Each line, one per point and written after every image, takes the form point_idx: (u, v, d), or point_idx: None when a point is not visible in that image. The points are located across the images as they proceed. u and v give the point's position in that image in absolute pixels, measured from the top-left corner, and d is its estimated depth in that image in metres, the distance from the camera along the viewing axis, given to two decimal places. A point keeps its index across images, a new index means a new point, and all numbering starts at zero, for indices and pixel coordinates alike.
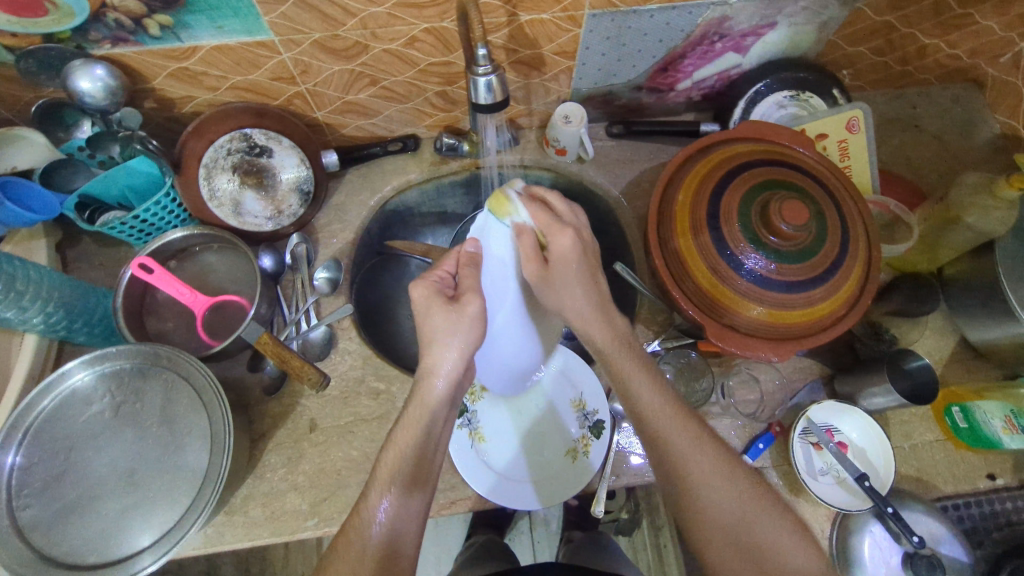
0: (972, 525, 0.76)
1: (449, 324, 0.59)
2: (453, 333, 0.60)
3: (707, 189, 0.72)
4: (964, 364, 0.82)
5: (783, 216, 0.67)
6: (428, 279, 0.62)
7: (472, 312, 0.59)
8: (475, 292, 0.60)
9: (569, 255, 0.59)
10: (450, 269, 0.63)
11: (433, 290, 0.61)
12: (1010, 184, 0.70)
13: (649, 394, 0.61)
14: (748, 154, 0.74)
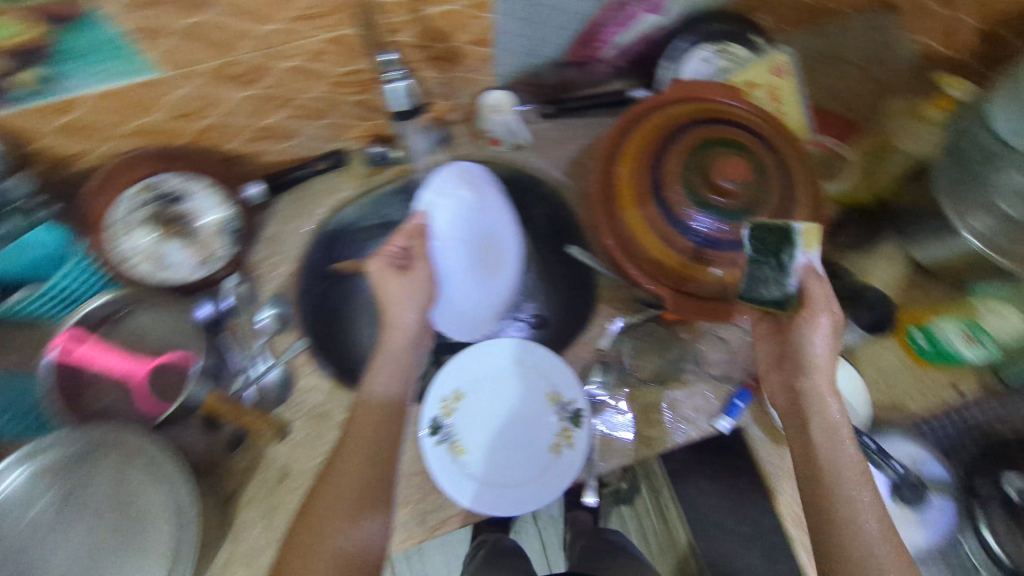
0: (948, 442, 0.78)
1: (405, 289, 0.69)
2: (408, 299, 0.69)
3: (647, 158, 0.72)
4: (918, 286, 0.85)
5: (707, 163, 0.70)
6: (382, 253, 0.70)
7: (424, 277, 0.71)
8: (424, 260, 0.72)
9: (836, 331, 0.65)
10: (401, 244, 0.71)
11: (388, 259, 0.69)
12: (937, 104, 0.76)
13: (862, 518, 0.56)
14: (683, 118, 0.74)
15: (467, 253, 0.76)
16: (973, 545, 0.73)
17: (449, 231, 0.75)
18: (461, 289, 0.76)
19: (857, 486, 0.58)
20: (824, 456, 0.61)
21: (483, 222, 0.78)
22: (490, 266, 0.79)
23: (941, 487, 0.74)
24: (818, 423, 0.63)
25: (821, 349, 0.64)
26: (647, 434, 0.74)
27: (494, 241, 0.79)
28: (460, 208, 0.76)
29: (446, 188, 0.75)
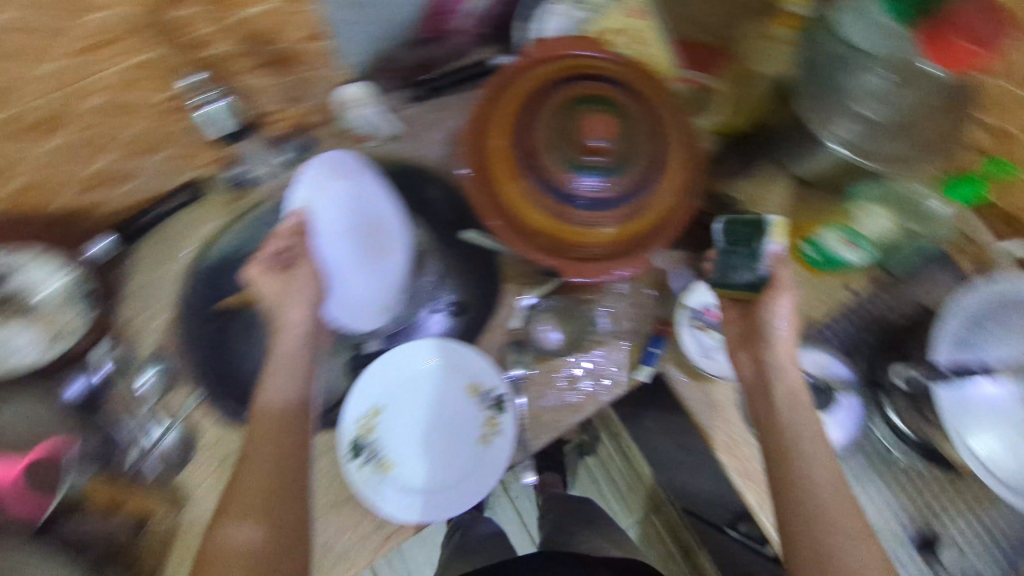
0: (848, 341, 0.84)
1: (284, 290, 0.68)
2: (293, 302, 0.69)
3: (515, 129, 0.70)
4: (801, 199, 0.86)
5: (573, 125, 0.69)
6: (262, 255, 0.69)
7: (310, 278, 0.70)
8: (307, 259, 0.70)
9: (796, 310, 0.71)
10: (279, 244, 0.68)
11: (266, 262, 0.69)
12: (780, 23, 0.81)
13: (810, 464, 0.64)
14: (545, 80, 0.72)
15: (354, 244, 0.72)
16: (883, 430, 0.80)
17: (329, 223, 0.69)
18: (350, 282, 0.72)
19: (786, 427, 0.66)
20: (784, 420, 0.67)
21: (368, 207, 0.72)
22: (385, 253, 0.74)
23: (846, 385, 0.80)
24: (780, 386, 0.69)
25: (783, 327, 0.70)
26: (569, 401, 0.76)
27: (382, 228, 0.74)
28: (341, 196, 0.70)
29: (322, 179, 0.69)
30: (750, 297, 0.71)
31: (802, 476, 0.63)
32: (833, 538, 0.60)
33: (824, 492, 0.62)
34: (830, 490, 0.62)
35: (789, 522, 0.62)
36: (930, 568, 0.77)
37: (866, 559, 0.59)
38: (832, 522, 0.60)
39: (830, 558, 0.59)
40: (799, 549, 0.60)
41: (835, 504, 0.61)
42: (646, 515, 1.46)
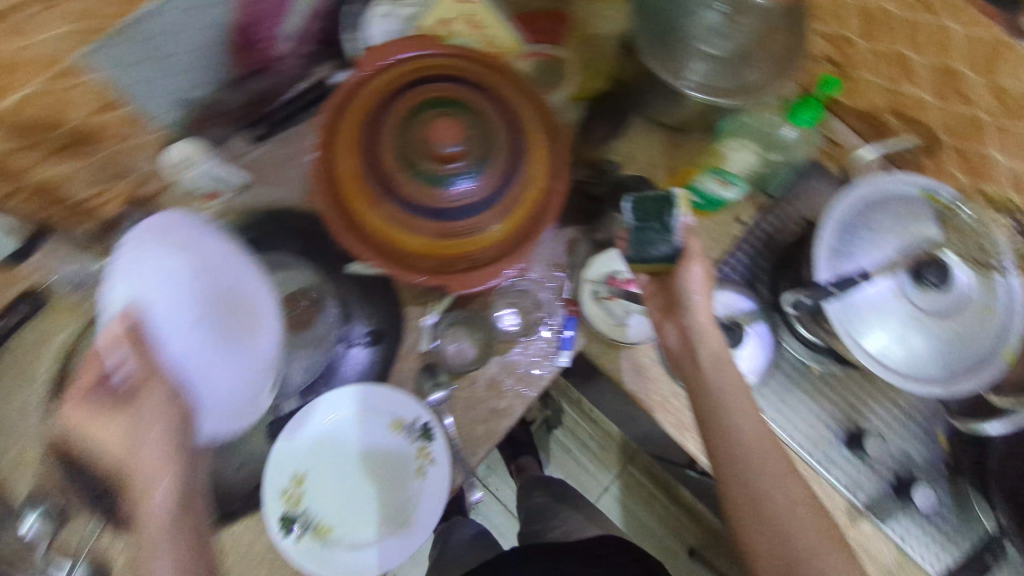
0: (746, 271, 0.89)
1: (127, 424, 0.60)
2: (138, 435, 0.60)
3: (361, 155, 0.65)
4: (676, 145, 0.90)
5: (418, 136, 0.65)
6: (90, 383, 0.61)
7: (160, 394, 0.61)
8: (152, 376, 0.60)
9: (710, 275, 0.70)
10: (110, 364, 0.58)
11: (96, 391, 0.61)
12: None
13: (742, 421, 0.64)
14: (381, 95, 0.67)
15: (204, 334, 0.62)
16: (794, 345, 0.85)
17: (167, 318, 0.59)
18: (212, 379, 0.63)
19: (714, 386, 0.67)
20: (712, 381, 0.67)
21: (218, 283, 0.63)
22: (245, 334, 0.65)
23: (754, 316, 0.84)
24: (703, 349, 0.69)
25: (700, 294, 0.69)
26: (497, 406, 0.78)
27: (242, 301, 0.65)
28: (182, 279, 0.60)
29: (151, 263, 0.58)
30: (665, 270, 0.70)
31: (727, 424, 0.64)
32: (764, 477, 0.62)
33: (749, 436, 0.64)
34: (753, 431, 0.64)
35: (723, 472, 0.64)
36: (858, 457, 0.84)
37: (795, 488, 0.62)
38: (759, 462, 0.62)
39: (763, 496, 0.61)
40: (736, 496, 0.62)
41: (761, 444, 0.63)
42: (623, 468, 1.52)
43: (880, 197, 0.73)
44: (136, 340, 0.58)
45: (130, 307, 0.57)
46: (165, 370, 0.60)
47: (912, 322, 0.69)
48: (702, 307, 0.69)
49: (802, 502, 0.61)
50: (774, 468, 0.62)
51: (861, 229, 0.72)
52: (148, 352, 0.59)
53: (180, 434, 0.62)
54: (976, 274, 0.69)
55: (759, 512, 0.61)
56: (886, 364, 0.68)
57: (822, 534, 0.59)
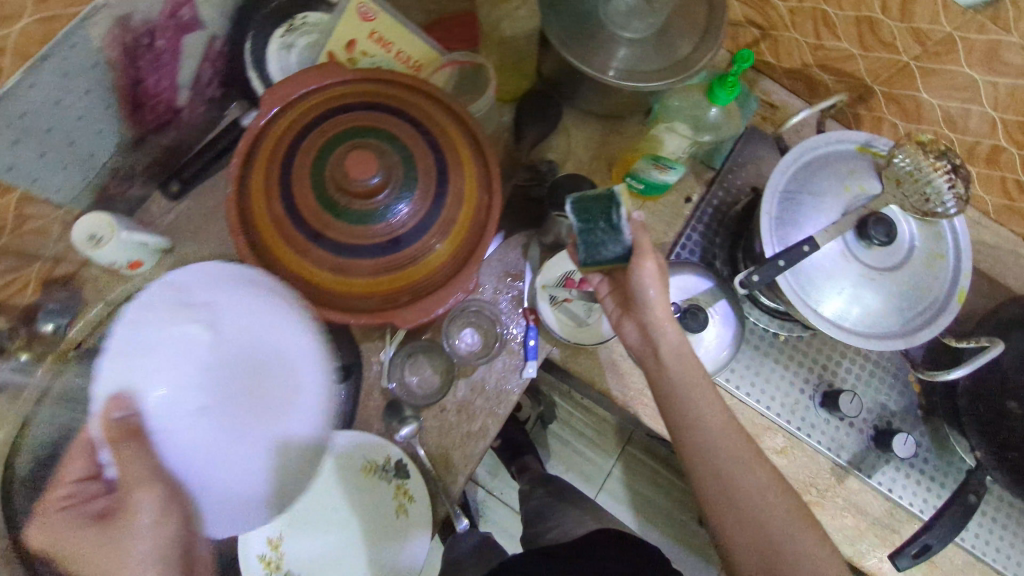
0: (701, 249, 0.88)
1: (100, 539, 0.55)
2: (122, 550, 0.55)
3: (276, 202, 0.61)
4: (612, 132, 0.89)
5: (334, 173, 0.60)
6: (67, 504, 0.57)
7: (152, 503, 0.57)
8: (151, 462, 0.58)
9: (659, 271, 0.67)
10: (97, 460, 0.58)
11: (76, 506, 0.57)
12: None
13: (703, 410, 0.66)
14: (288, 135, 0.63)
15: (209, 410, 0.61)
16: (757, 314, 0.85)
17: (161, 392, 0.59)
18: (217, 465, 0.62)
19: (676, 379, 0.67)
20: (672, 374, 0.67)
21: (227, 356, 0.62)
22: (253, 414, 0.63)
23: (714, 294, 0.83)
24: (663, 343, 0.68)
25: (654, 289, 0.67)
26: (471, 429, 0.77)
27: (254, 374, 0.63)
28: (186, 357, 0.61)
29: (152, 342, 0.61)
30: (622, 267, 0.69)
31: (692, 419, 0.66)
32: (731, 466, 0.65)
33: (714, 427, 0.66)
34: (718, 422, 0.66)
35: (692, 464, 0.66)
36: (837, 418, 0.83)
37: (761, 471, 0.65)
38: (726, 450, 0.65)
39: (731, 485, 0.64)
40: (707, 486, 0.65)
41: (726, 434, 0.66)
42: (623, 450, 1.52)
43: (813, 159, 0.72)
44: (140, 425, 0.59)
45: (129, 395, 0.59)
46: (174, 452, 0.60)
47: (867, 279, 0.67)
48: (654, 303, 0.68)
49: (769, 484, 0.64)
50: (735, 452, 0.65)
51: (801, 194, 0.70)
52: (142, 451, 0.58)
53: (177, 536, 0.58)
54: (920, 223, 0.70)
55: (729, 499, 0.64)
56: (847, 327, 0.68)
57: (788, 511, 0.64)
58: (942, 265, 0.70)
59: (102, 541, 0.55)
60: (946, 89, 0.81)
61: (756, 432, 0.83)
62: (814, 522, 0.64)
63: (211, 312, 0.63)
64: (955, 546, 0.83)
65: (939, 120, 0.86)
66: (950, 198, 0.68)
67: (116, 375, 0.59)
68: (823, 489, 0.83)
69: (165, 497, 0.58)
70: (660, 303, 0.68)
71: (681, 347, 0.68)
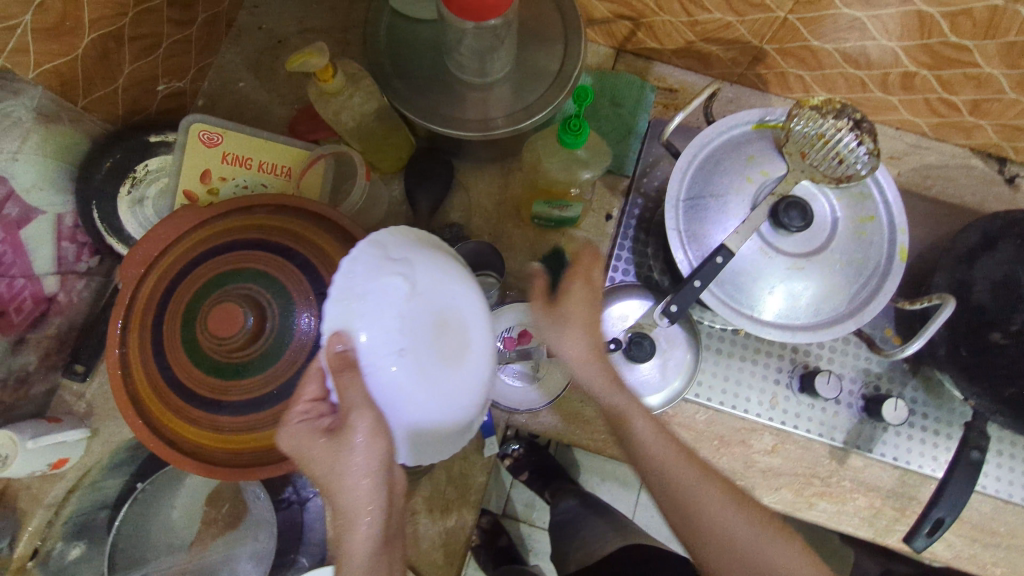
0: (634, 265, 0.82)
1: (327, 463, 0.51)
2: (342, 467, 0.51)
3: (159, 377, 0.59)
4: (511, 172, 0.84)
5: (209, 332, 0.58)
6: (298, 408, 0.52)
7: (365, 431, 0.50)
8: (360, 411, 0.50)
9: (579, 298, 0.60)
10: (314, 394, 0.53)
11: (311, 413, 0.52)
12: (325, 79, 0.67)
13: (645, 434, 0.59)
14: (152, 299, 0.60)
15: (427, 359, 0.50)
16: (711, 318, 0.75)
17: (389, 320, 0.49)
18: (455, 386, 0.52)
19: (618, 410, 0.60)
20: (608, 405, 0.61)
21: (413, 326, 0.50)
22: (470, 359, 0.52)
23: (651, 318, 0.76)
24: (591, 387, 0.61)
25: (572, 340, 0.60)
26: (448, 525, 0.76)
27: (448, 337, 0.50)
28: (386, 313, 0.49)
29: (364, 289, 0.50)
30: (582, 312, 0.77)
31: (635, 451, 0.60)
32: (676, 485, 0.58)
33: (658, 452, 0.59)
34: (662, 445, 0.59)
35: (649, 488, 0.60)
36: (820, 400, 0.76)
37: (708, 483, 0.59)
38: (674, 469, 0.59)
39: (701, 520, 0.57)
40: (665, 510, 0.59)
41: (671, 454, 0.59)
42: None
43: (708, 154, 0.67)
44: (353, 367, 0.49)
45: (342, 337, 0.49)
46: (384, 401, 0.51)
47: (798, 269, 0.62)
48: (570, 337, 0.60)
49: (718, 494, 0.58)
50: (683, 470, 0.59)
51: (704, 198, 0.66)
52: (359, 386, 0.50)
53: (385, 487, 0.52)
54: (838, 191, 0.65)
55: (685, 522, 0.58)
56: (794, 324, 0.64)
57: (743, 515, 0.58)
58: (873, 226, 0.65)
59: (335, 455, 0.50)
60: (835, 32, 0.75)
61: (742, 438, 0.77)
62: (777, 522, 0.59)
63: (413, 265, 0.52)
64: (978, 495, 0.78)
65: (841, 61, 0.80)
66: (862, 154, 0.64)
67: (337, 310, 0.50)
68: (827, 475, 0.77)
69: (369, 441, 0.50)
70: (580, 337, 0.60)
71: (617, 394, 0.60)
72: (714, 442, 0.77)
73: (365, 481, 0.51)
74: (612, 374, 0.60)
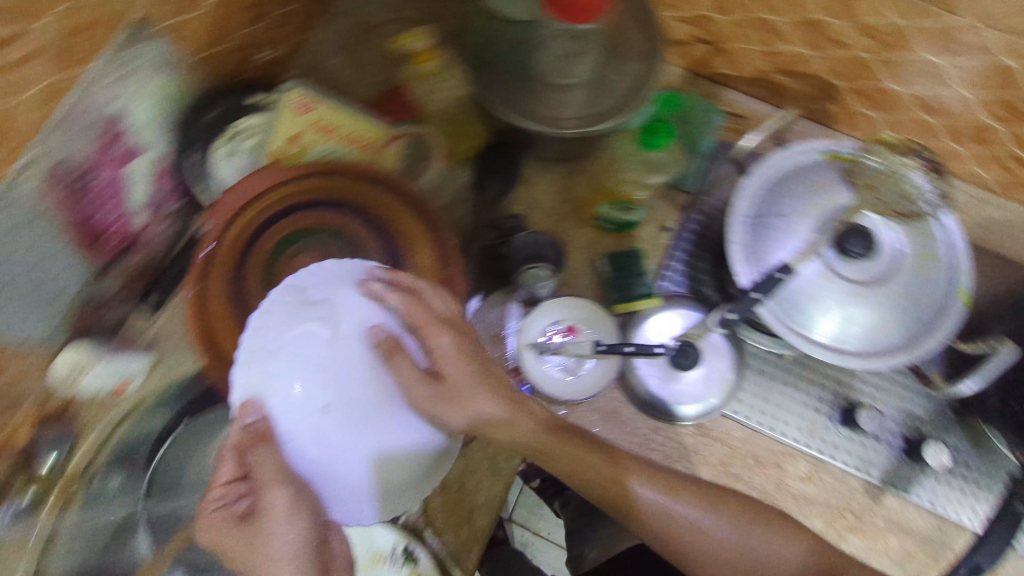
0: (686, 278, 0.84)
1: (249, 545, 0.54)
2: (261, 552, 0.53)
3: (238, 310, 0.63)
4: (576, 173, 0.87)
5: (293, 277, 0.66)
6: (213, 499, 0.56)
7: (282, 507, 0.54)
8: (274, 484, 0.55)
9: (451, 358, 0.63)
10: (230, 477, 0.56)
11: (226, 500, 0.56)
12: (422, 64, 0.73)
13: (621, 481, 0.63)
14: (239, 240, 0.64)
15: (337, 411, 0.59)
16: (756, 338, 0.76)
17: (297, 377, 0.58)
18: (368, 434, 0.60)
19: (568, 461, 0.62)
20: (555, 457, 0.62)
21: (323, 381, 0.59)
22: (379, 402, 0.61)
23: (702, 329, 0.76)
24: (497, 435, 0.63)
25: (450, 405, 0.62)
26: (476, 503, 0.75)
27: (360, 381, 0.60)
28: (297, 368, 0.58)
29: (278, 347, 0.59)
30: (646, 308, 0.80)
31: (610, 497, 0.63)
32: (665, 523, 0.62)
33: (647, 505, 0.63)
34: (649, 481, 0.63)
35: (635, 528, 0.64)
36: (861, 434, 0.76)
37: (692, 508, 0.64)
38: (663, 506, 0.63)
39: (706, 555, 0.63)
40: (660, 546, 0.63)
41: (658, 494, 0.63)
42: None
43: (779, 175, 0.68)
44: (263, 437, 0.57)
45: (253, 406, 0.57)
46: (301, 464, 0.58)
47: (857, 297, 0.63)
48: (466, 396, 0.62)
49: (713, 515, 0.64)
50: (670, 506, 0.63)
51: (770, 217, 0.67)
52: (273, 452, 0.57)
53: (314, 555, 0.55)
54: (902, 225, 0.66)
55: (685, 553, 0.63)
56: (846, 349, 0.63)
57: (736, 524, 0.64)
58: (936, 266, 0.65)
59: (252, 539, 0.54)
60: (912, 75, 0.76)
61: (777, 461, 0.76)
62: (769, 522, 0.66)
63: (328, 314, 0.60)
64: None
65: (914, 104, 0.80)
66: (927, 195, 0.66)
67: (248, 381, 0.58)
68: (861, 512, 0.75)
69: (283, 518, 0.54)
70: (478, 393, 0.62)
71: (522, 436, 0.63)
72: (750, 461, 0.76)
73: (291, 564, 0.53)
74: (518, 424, 0.63)
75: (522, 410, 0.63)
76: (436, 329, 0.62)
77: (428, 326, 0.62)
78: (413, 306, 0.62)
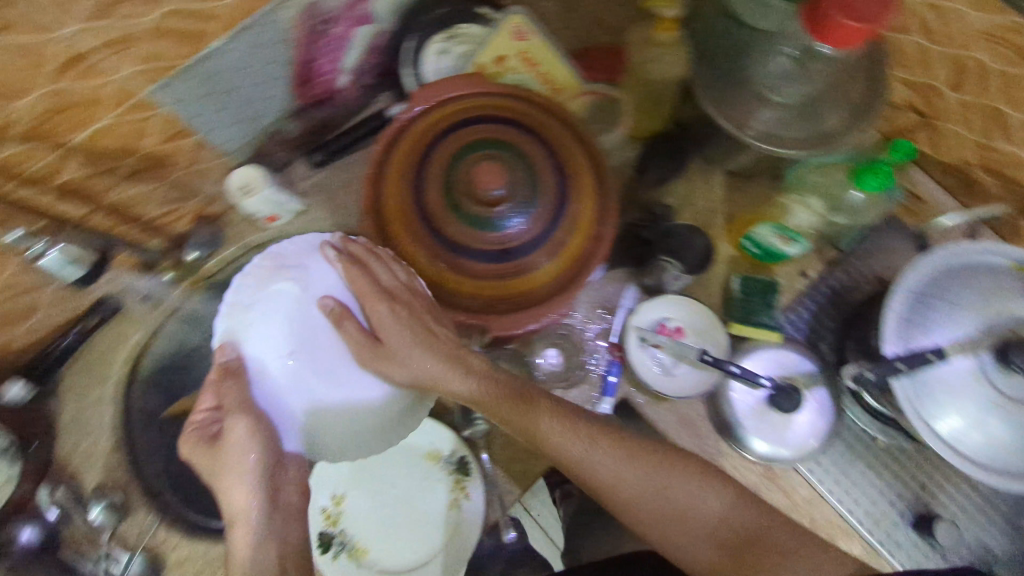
0: (810, 329, 0.82)
1: (216, 466, 0.58)
2: (227, 470, 0.58)
3: (408, 192, 0.68)
4: (737, 190, 0.86)
5: (470, 180, 0.67)
6: (191, 424, 0.60)
7: (243, 431, 0.59)
8: (237, 411, 0.59)
9: (391, 327, 0.64)
10: (206, 406, 0.60)
11: (200, 429, 0.60)
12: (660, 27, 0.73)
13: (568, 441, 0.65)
14: (432, 132, 0.69)
15: (291, 360, 0.63)
16: (858, 412, 0.76)
17: (261, 329, 0.63)
18: (306, 380, 0.63)
19: (542, 433, 0.65)
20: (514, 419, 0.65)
21: (286, 332, 0.63)
22: (328, 350, 0.64)
23: (810, 380, 0.76)
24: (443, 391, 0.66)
25: (398, 367, 0.64)
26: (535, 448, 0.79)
27: (312, 332, 0.64)
28: (266, 321, 0.63)
29: (251, 303, 0.64)
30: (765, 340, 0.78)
31: (567, 463, 0.65)
32: (616, 486, 0.65)
33: (595, 472, 0.65)
34: (602, 442, 0.66)
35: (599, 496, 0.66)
36: (930, 545, 0.73)
37: (645, 468, 0.65)
38: (609, 472, 0.65)
39: (662, 514, 0.64)
40: (633, 520, 0.65)
41: (608, 459, 0.65)
42: None
43: (963, 265, 0.66)
44: (237, 373, 0.61)
45: (226, 348, 0.62)
46: (262, 401, 0.62)
47: (1002, 409, 0.60)
48: (404, 354, 0.64)
49: (694, 477, 0.66)
50: (621, 472, 0.65)
51: (938, 301, 0.65)
52: (243, 387, 0.61)
53: (268, 483, 0.59)
54: None
55: (656, 526, 0.65)
56: (967, 454, 0.61)
57: (700, 483, 0.66)
58: None
59: (215, 466, 0.58)
60: None
61: (832, 533, 0.75)
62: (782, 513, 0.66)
63: (297, 276, 0.65)
64: None
65: None
66: None
67: (226, 328, 0.63)
68: None
69: (243, 439, 0.58)
70: (424, 359, 0.64)
71: (462, 389, 0.66)
72: (806, 523, 0.75)
73: (247, 485, 0.58)
74: (471, 371, 0.66)
75: (461, 370, 0.66)
76: (375, 296, 0.64)
77: (371, 293, 0.64)
78: (362, 274, 0.65)
